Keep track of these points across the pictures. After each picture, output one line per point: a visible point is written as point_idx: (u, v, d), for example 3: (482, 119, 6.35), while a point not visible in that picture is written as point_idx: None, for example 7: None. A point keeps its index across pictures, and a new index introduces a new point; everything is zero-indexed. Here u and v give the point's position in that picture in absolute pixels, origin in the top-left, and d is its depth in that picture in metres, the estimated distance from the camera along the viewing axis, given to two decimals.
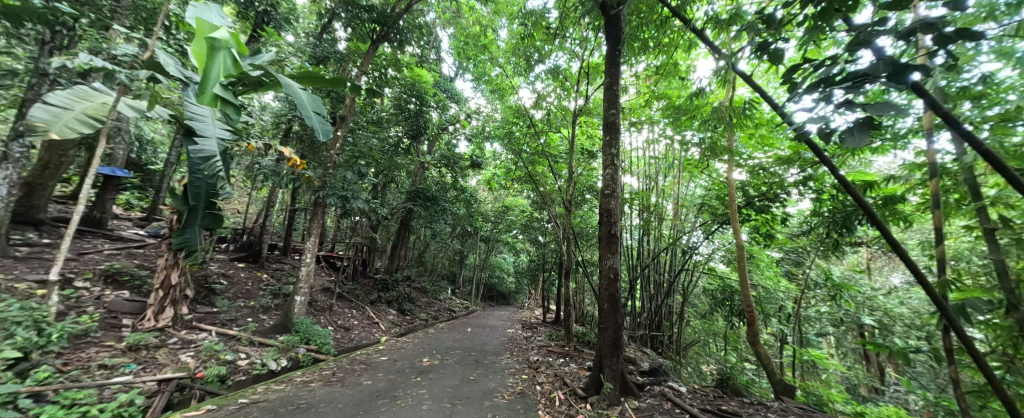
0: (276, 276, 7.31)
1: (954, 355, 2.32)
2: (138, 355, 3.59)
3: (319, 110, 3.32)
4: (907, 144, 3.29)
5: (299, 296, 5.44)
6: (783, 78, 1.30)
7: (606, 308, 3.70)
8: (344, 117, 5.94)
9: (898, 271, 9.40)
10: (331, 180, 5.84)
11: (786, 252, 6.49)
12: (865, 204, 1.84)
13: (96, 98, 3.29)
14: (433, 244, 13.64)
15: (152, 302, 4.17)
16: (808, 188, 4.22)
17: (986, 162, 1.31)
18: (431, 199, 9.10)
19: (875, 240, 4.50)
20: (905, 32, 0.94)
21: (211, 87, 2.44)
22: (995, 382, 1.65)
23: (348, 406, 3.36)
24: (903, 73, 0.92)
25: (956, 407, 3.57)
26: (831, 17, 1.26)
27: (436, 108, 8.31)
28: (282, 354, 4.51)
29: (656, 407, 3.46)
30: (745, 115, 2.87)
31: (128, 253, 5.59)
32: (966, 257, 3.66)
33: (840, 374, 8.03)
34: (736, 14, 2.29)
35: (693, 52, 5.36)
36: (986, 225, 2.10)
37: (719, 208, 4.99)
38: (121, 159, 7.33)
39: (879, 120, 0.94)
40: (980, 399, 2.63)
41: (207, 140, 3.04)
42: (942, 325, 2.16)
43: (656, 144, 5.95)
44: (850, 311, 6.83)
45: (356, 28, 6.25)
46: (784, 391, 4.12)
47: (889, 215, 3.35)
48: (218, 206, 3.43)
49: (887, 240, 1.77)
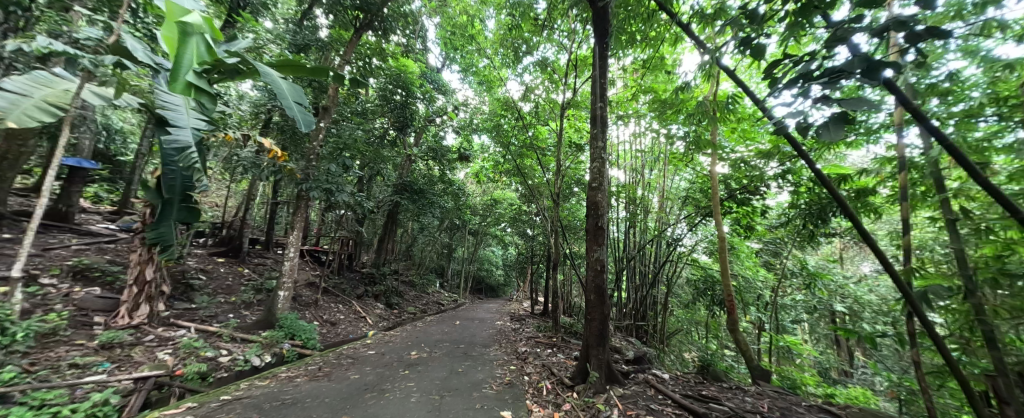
0: (257, 271, 7.14)
1: (917, 339, 2.43)
2: (112, 353, 3.47)
3: (300, 99, 3.19)
4: (879, 138, 3.38)
5: (282, 291, 5.33)
6: (765, 74, 1.35)
7: (593, 299, 3.74)
8: (327, 107, 5.80)
9: (868, 260, 9.96)
10: (315, 173, 5.67)
11: (766, 243, 6.86)
12: (839, 196, 1.95)
13: (57, 85, 3.11)
14: (421, 238, 13.56)
15: (126, 299, 4.00)
16: (786, 181, 4.36)
17: (951, 153, 1.47)
18: (419, 192, 9.02)
19: (848, 231, 4.69)
20: (879, 30, 0.97)
21: (183, 75, 2.30)
22: (952, 364, 1.82)
23: (335, 401, 3.33)
24: (878, 70, 0.95)
25: (918, 387, 3.78)
26: (811, 13, 1.32)
27: (423, 100, 8.26)
28: (266, 350, 4.44)
29: (640, 394, 3.53)
30: (729, 110, 2.95)
31: (97, 248, 5.38)
32: (930, 246, 3.83)
33: (813, 359, 8.42)
34: (721, 9, 2.29)
35: (679, 47, 5.44)
36: (948, 217, 2.22)
37: (703, 201, 5.22)
38: (87, 149, 6.98)
39: (853, 115, 0.99)
40: (939, 379, 2.80)
41: (182, 130, 2.90)
42: (906, 311, 2.26)
43: (643, 138, 6.07)
44: (822, 299, 7.21)
45: (339, 15, 6.03)
46: (762, 376, 4.25)
47: (861, 207, 3.45)
48: (194, 199, 3.38)
49: (859, 232, 1.88)
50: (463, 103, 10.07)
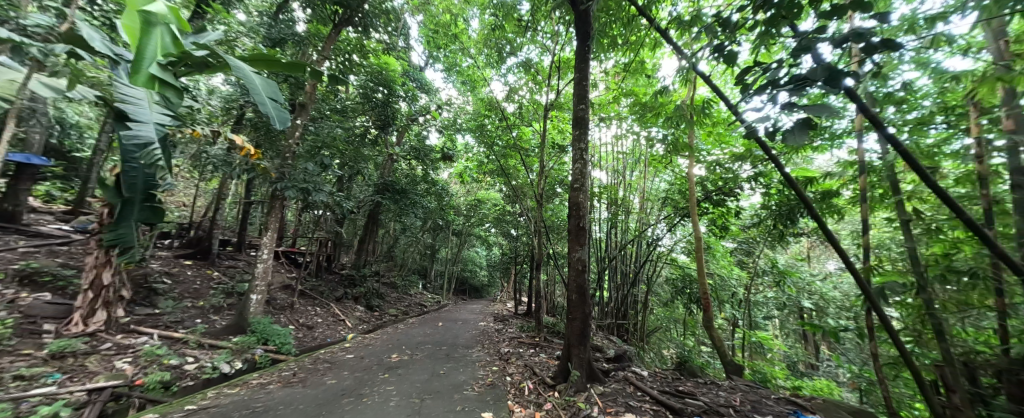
0: (228, 274, 6.83)
1: (875, 332, 2.57)
2: (64, 364, 3.23)
3: (275, 96, 3.06)
4: (842, 143, 3.58)
5: (254, 295, 5.13)
6: (737, 80, 1.40)
7: (574, 299, 3.78)
8: (304, 104, 5.63)
9: (833, 259, 10.53)
10: (290, 172, 5.47)
11: (739, 243, 7.13)
12: (806, 197, 2.04)
13: (2, 75, 2.88)
14: (403, 238, 13.34)
15: (80, 305, 3.75)
16: (758, 183, 4.56)
17: (904, 158, 1.57)
18: (401, 192, 8.87)
19: (815, 231, 4.93)
20: (840, 40, 1.03)
21: (146, 66, 2.17)
22: (905, 355, 1.95)
23: (310, 407, 3.23)
24: (839, 79, 1.01)
25: (877, 377, 4.01)
26: (779, 23, 1.38)
27: (405, 98, 8.13)
28: (236, 356, 4.25)
29: (620, 391, 3.58)
30: (705, 114, 3.04)
31: (48, 251, 5.02)
32: (887, 245, 4.08)
33: (783, 353, 8.81)
34: (697, 16, 2.36)
35: (658, 52, 5.58)
36: (903, 218, 2.36)
37: (681, 202, 5.36)
38: (38, 145, 6.49)
39: (817, 120, 1.05)
40: (894, 370, 2.98)
41: (144, 125, 2.73)
42: (865, 306, 2.39)
43: (624, 140, 6.18)
44: (791, 296, 7.55)
45: (317, 10, 5.87)
46: (735, 371, 4.41)
47: (826, 208, 3.63)
48: (157, 198, 3.19)
49: (824, 232, 1.97)
50: (447, 103, 9.98)
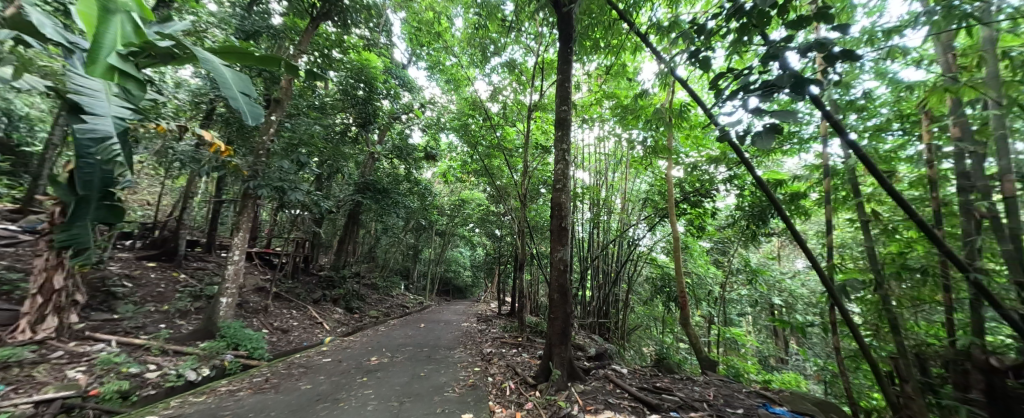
0: (196, 276, 6.51)
1: (837, 327, 2.71)
2: (7, 374, 2.99)
3: (247, 90, 2.93)
4: (809, 148, 3.76)
5: (224, 298, 4.91)
6: (711, 84, 1.44)
7: (556, 298, 3.81)
8: (280, 100, 5.44)
9: (801, 257, 11.03)
10: (264, 170, 5.27)
11: (715, 242, 7.38)
12: (775, 199, 2.13)
13: None
14: (384, 238, 13.09)
15: (27, 310, 3.48)
16: (733, 185, 4.73)
17: (862, 162, 1.66)
18: (382, 191, 8.69)
19: (784, 231, 5.15)
20: (805, 49, 1.08)
21: (105, 56, 2.02)
22: (863, 349, 2.06)
23: (283, 414, 3.11)
24: (804, 86, 1.06)
25: (840, 369, 4.23)
26: (751, 31, 1.44)
27: (387, 96, 7.98)
28: (203, 362, 4.05)
29: (599, 389, 3.63)
30: (682, 117, 3.13)
31: None
32: (849, 244, 4.32)
33: (756, 349, 9.15)
34: (676, 22, 2.41)
35: (639, 55, 5.70)
36: (862, 219, 2.50)
37: (661, 202, 5.49)
38: None
39: (783, 125, 1.09)
40: (854, 362, 3.15)
41: (102, 119, 2.55)
42: (829, 302, 2.52)
43: (606, 142, 6.28)
44: (763, 293, 7.87)
45: (293, 2, 5.67)
46: (710, 366, 4.55)
47: (794, 210, 3.80)
48: (115, 197, 2.98)
49: (791, 233, 2.07)
50: (430, 101, 9.86)
